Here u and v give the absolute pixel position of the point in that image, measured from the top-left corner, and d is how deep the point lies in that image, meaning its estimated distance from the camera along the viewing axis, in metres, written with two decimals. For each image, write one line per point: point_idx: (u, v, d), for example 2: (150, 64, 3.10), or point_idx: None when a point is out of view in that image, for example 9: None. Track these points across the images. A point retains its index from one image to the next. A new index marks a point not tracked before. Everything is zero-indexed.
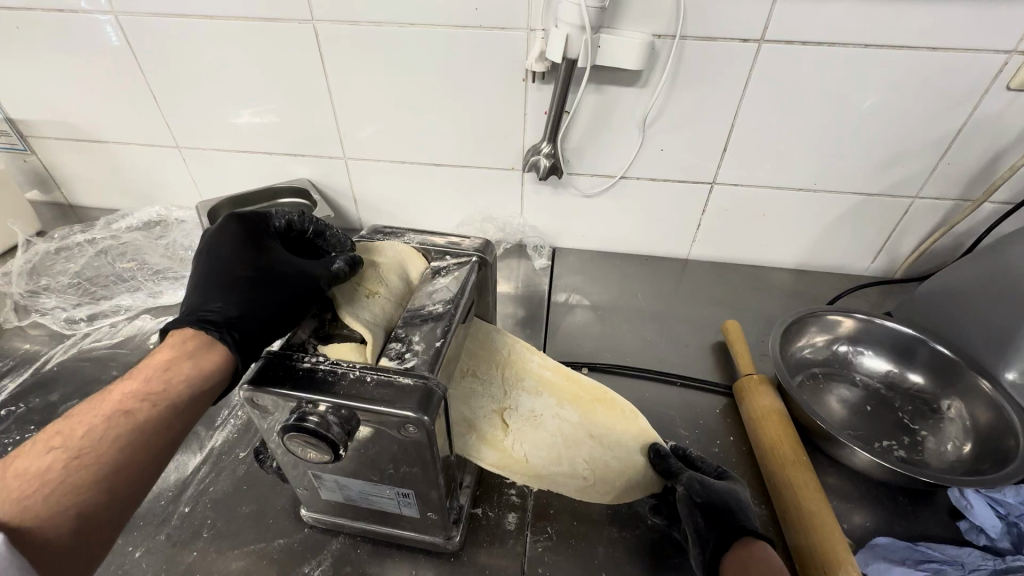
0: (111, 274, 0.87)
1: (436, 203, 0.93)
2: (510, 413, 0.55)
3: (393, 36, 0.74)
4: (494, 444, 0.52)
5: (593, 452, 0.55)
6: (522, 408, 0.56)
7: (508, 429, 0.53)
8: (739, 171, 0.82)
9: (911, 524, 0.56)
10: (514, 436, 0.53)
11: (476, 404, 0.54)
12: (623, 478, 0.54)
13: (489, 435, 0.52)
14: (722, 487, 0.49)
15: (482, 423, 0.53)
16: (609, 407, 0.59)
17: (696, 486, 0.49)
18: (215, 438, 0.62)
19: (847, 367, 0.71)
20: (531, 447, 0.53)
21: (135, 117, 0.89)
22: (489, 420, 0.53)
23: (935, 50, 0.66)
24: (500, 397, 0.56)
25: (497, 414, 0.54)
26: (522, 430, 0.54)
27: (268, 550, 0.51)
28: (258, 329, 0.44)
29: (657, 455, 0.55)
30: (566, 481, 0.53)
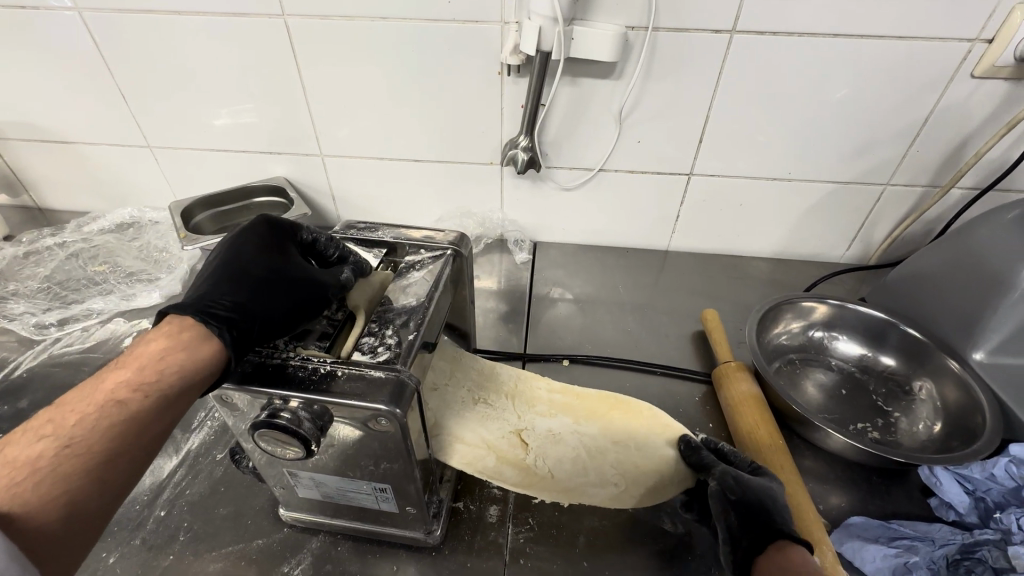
0: (82, 277, 0.85)
1: (416, 199, 0.92)
2: (527, 433, 0.55)
3: (367, 33, 0.73)
4: (517, 462, 0.52)
5: (619, 459, 0.54)
6: (540, 427, 0.56)
7: (529, 446, 0.54)
8: (716, 162, 0.83)
9: (883, 503, 0.57)
10: (537, 454, 0.53)
11: (487, 427, 0.54)
12: (655, 476, 0.53)
13: (504, 455, 0.53)
14: (757, 484, 0.47)
15: (495, 442, 0.53)
16: (626, 411, 0.59)
17: (729, 480, 0.47)
18: (191, 440, 0.61)
19: (822, 352, 0.72)
20: (554, 461, 0.53)
21: (104, 117, 0.87)
22: (507, 440, 0.54)
23: (901, 39, 0.68)
24: (511, 417, 0.57)
25: (510, 433, 0.55)
26: (546, 447, 0.54)
27: (247, 550, 0.51)
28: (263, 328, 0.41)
29: (687, 445, 0.54)
30: (595, 488, 0.52)
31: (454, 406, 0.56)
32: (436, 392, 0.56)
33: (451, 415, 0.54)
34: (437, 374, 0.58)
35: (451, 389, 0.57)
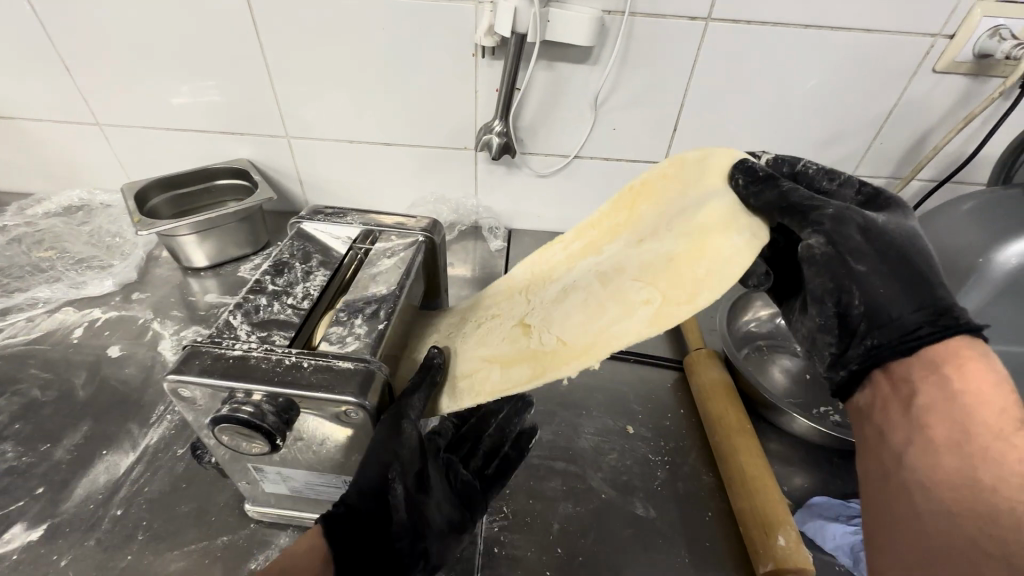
0: (26, 264, 0.79)
1: (388, 184, 0.90)
2: (532, 323, 0.44)
3: (333, 9, 0.70)
4: (522, 354, 0.41)
5: (660, 246, 0.40)
6: (550, 314, 0.44)
7: (538, 323, 0.44)
8: (690, 151, 0.83)
9: (844, 483, 0.59)
10: (551, 334, 0.41)
11: (481, 359, 0.44)
12: (725, 233, 0.36)
13: (501, 362, 0.43)
14: (893, 232, 0.38)
15: (489, 352, 0.44)
16: (651, 199, 0.48)
17: (854, 232, 0.36)
18: (150, 436, 0.58)
19: (788, 339, 0.74)
20: (567, 325, 0.40)
21: (45, 91, 0.81)
22: (508, 336, 0.45)
23: (868, 32, 0.69)
24: (505, 338, 0.45)
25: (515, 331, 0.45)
26: (563, 333, 0.40)
27: (211, 548, 0.49)
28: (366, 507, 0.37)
29: (750, 176, 0.40)
30: (625, 287, 0.39)
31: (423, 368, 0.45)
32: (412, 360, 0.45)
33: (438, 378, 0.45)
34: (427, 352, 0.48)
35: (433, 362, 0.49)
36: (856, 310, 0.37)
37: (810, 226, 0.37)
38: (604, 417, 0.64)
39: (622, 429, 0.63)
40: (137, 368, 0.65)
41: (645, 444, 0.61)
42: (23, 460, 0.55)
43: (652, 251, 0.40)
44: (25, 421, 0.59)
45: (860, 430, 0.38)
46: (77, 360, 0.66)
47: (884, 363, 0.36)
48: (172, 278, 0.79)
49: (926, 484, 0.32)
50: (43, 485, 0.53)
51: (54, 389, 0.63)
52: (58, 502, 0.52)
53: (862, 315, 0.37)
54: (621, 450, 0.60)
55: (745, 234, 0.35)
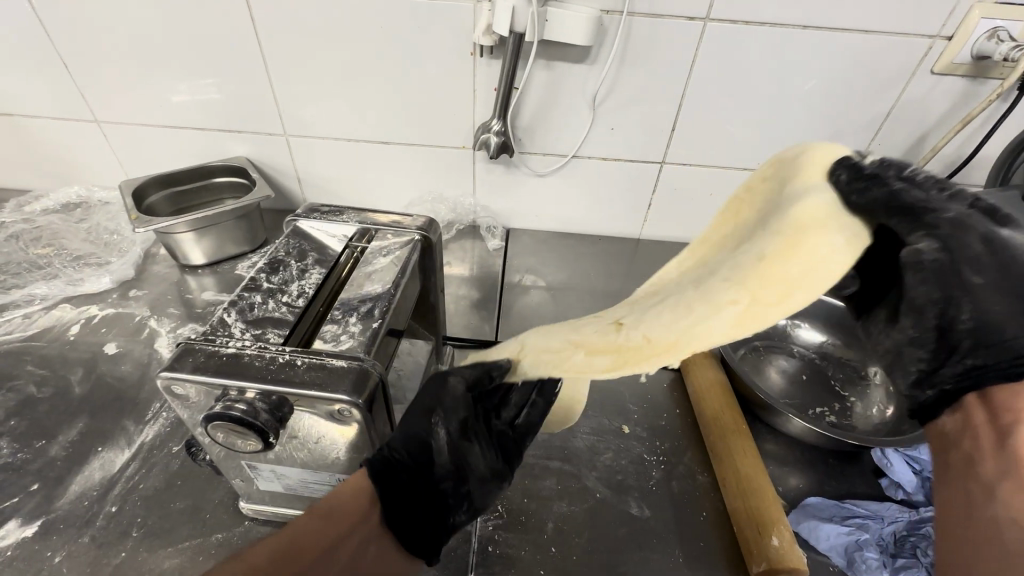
0: (23, 260, 0.79)
1: (386, 183, 0.90)
2: (621, 317, 0.40)
3: (332, 7, 0.70)
4: (608, 346, 0.38)
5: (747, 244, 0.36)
6: (638, 307, 0.40)
7: (628, 311, 0.41)
8: (688, 151, 0.83)
9: (839, 483, 0.59)
10: (636, 326, 0.38)
11: (555, 344, 0.42)
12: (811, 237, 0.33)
13: (586, 347, 0.40)
14: None
15: (556, 343, 0.42)
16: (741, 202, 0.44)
17: (977, 241, 0.31)
18: (145, 433, 0.58)
19: (785, 339, 0.74)
20: (654, 315, 0.37)
21: (43, 88, 0.80)
22: (598, 328, 0.41)
23: (867, 33, 0.69)
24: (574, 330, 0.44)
25: (603, 324, 0.41)
26: (649, 325, 0.37)
27: (205, 545, 0.49)
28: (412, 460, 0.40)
29: (853, 174, 0.35)
30: (709, 282, 0.35)
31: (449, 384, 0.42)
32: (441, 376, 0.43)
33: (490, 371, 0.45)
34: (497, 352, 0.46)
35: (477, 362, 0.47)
36: (962, 326, 0.31)
37: (922, 230, 0.31)
38: (599, 417, 0.64)
39: (617, 429, 0.63)
40: (133, 366, 0.65)
41: (640, 444, 0.61)
42: (17, 457, 0.55)
43: (738, 257, 0.35)
44: (20, 417, 0.59)
45: (943, 455, 0.35)
46: (73, 357, 0.66)
47: (984, 390, 0.33)
48: (169, 276, 0.79)
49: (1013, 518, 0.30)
50: (38, 482, 0.53)
51: (49, 386, 0.63)
52: (52, 498, 0.52)
53: (969, 331, 0.31)
54: (617, 449, 0.60)
55: (844, 238, 0.32)
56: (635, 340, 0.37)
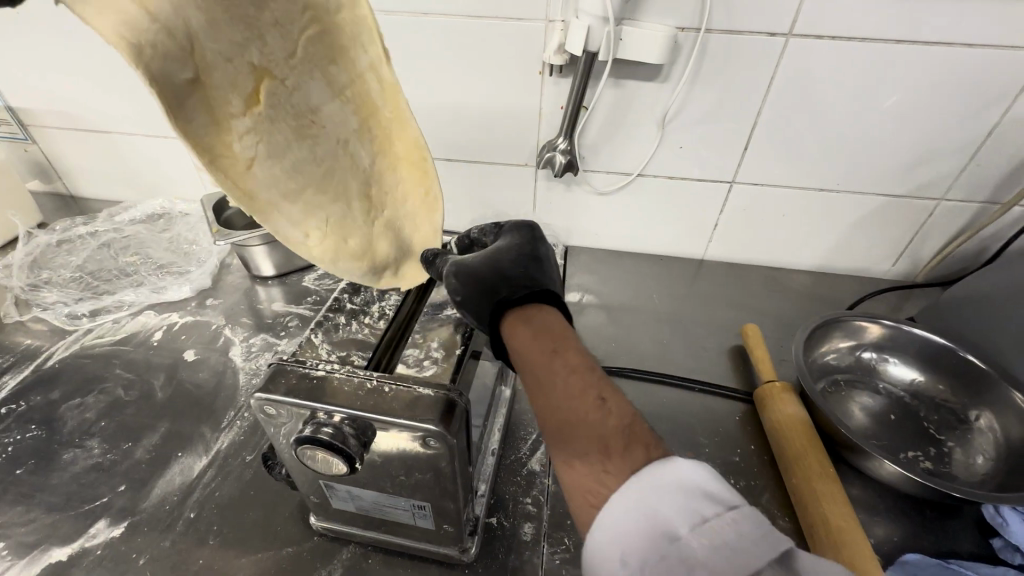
0: (113, 268, 0.85)
1: (448, 199, 0.91)
2: (260, 86, 0.37)
3: (406, 29, 0.72)
4: (177, 53, 0.30)
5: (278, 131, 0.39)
6: (280, 95, 0.38)
7: (236, 28, 0.34)
8: (760, 171, 0.79)
9: (939, 540, 0.54)
10: (226, 52, 0.33)
11: (172, 18, 0.30)
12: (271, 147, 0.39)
13: (198, 17, 0.32)
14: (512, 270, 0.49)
15: (167, 2, 0.30)
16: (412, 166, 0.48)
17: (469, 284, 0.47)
18: (221, 441, 0.60)
19: (870, 374, 0.69)
20: (271, 154, 0.38)
21: (139, 107, 0.86)
22: (236, 83, 0.35)
23: (970, 47, 0.64)
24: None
25: (249, 78, 0.36)
26: (235, 51, 0.34)
27: (277, 558, 0.50)
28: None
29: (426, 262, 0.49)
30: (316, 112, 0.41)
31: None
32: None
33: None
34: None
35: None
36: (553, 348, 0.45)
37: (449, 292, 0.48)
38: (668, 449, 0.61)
39: None
40: (210, 373, 0.68)
41: None
42: (107, 457, 0.58)
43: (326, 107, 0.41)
44: (109, 419, 0.62)
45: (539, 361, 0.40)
46: (156, 363, 0.70)
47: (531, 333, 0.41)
48: (242, 286, 0.83)
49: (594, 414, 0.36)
50: (124, 483, 0.56)
51: (135, 389, 0.66)
52: (137, 500, 0.54)
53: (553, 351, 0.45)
54: None
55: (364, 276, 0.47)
56: (170, 81, 0.30)
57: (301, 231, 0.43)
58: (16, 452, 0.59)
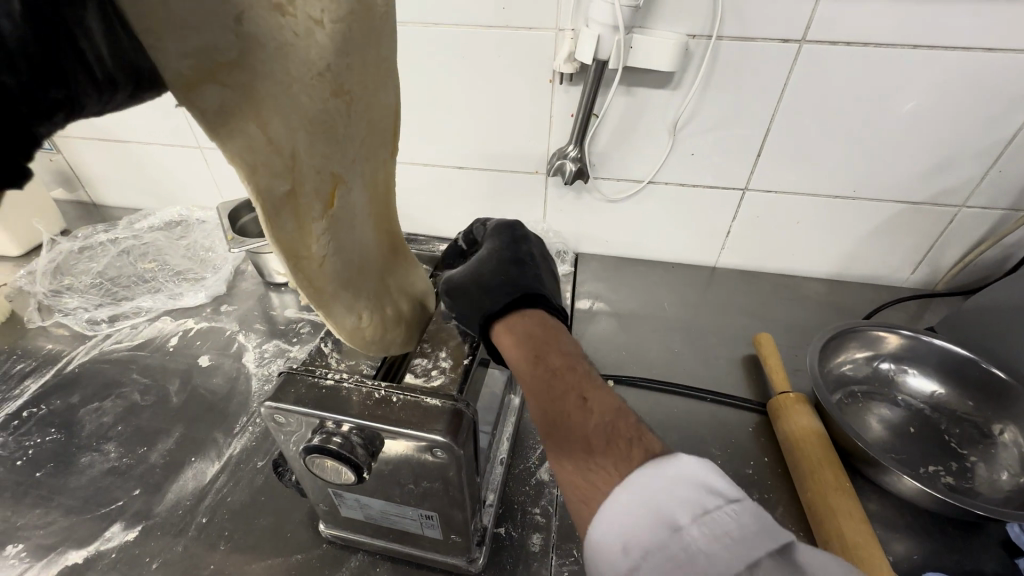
0: (132, 274, 0.86)
1: (458, 207, 0.92)
2: (338, 190, 0.33)
3: (418, 39, 0.73)
4: (276, 170, 0.27)
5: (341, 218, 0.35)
6: (351, 190, 0.35)
7: (332, 140, 0.31)
8: (774, 178, 0.78)
9: (962, 558, 0.53)
10: (318, 161, 0.30)
11: (281, 136, 0.26)
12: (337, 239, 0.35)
13: (304, 133, 0.28)
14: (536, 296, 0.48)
15: (281, 125, 0.26)
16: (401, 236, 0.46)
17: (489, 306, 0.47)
18: (233, 446, 0.61)
19: (889, 385, 0.67)
20: (336, 246, 0.35)
21: (158, 118, 0.89)
22: (317, 183, 0.31)
23: (991, 51, 0.62)
24: (373, 45, 0.31)
25: (328, 183, 0.32)
26: (326, 160, 0.31)
27: (286, 564, 0.50)
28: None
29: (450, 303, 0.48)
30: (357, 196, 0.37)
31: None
32: (313, 8, 0.25)
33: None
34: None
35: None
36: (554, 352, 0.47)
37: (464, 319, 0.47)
38: None
39: None
40: (224, 379, 0.69)
41: None
42: (123, 461, 0.59)
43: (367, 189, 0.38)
44: (126, 423, 0.64)
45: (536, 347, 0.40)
46: (172, 368, 0.71)
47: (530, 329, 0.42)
48: (255, 292, 0.84)
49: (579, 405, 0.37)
50: (139, 487, 0.57)
51: (151, 394, 0.67)
52: (152, 504, 0.55)
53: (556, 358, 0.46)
54: None
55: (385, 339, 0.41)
56: (265, 196, 0.27)
57: (355, 316, 0.38)
58: (37, 455, 0.60)
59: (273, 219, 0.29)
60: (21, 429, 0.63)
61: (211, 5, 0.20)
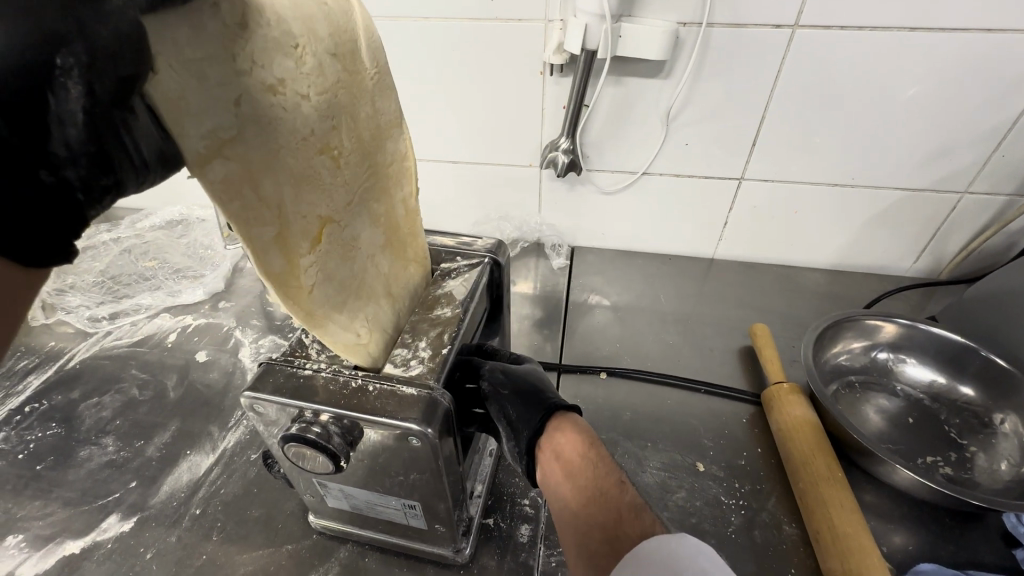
0: (133, 273, 0.87)
1: (453, 201, 0.92)
2: (329, 229, 0.35)
3: (409, 33, 0.73)
4: (262, 215, 0.29)
5: (334, 251, 0.36)
6: (348, 228, 0.37)
7: (317, 187, 0.32)
8: (770, 167, 0.77)
9: (959, 549, 0.52)
10: (306, 206, 0.32)
11: (270, 191, 0.29)
12: (331, 271, 0.36)
13: (291, 186, 0.30)
14: (524, 370, 0.47)
15: (270, 179, 0.29)
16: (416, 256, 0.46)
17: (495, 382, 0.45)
18: (228, 439, 0.62)
19: (887, 375, 0.66)
20: (327, 279, 0.35)
21: None
22: (303, 224, 0.32)
23: (990, 32, 0.61)
24: (362, 108, 0.35)
25: (316, 222, 0.33)
26: (314, 204, 0.32)
27: (277, 555, 0.50)
28: (15, 116, 0.18)
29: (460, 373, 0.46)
30: (356, 231, 0.38)
31: (229, 69, 0.25)
32: (300, 85, 0.29)
33: (315, 31, 0.29)
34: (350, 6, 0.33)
35: (225, 24, 0.24)
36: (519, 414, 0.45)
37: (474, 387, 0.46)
38: (671, 452, 0.60)
39: (690, 466, 0.59)
40: (220, 374, 0.70)
41: (717, 485, 0.57)
42: (121, 454, 0.61)
43: (365, 221, 0.38)
44: (124, 418, 0.65)
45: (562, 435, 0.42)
46: (170, 363, 0.72)
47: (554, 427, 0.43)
48: (253, 289, 0.85)
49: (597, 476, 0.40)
50: (136, 479, 0.58)
51: (149, 389, 0.68)
52: (147, 496, 0.56)
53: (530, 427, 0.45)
54: (691, 488, 0.56)
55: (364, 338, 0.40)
56: (252, 238, 0.29)
57: (352, 333, 0.39)
58: (38, 449, 0.61)
59: (262, 256, 0.30)
60: (23, 424, 0.64)
61: (215, 91, 0.24)
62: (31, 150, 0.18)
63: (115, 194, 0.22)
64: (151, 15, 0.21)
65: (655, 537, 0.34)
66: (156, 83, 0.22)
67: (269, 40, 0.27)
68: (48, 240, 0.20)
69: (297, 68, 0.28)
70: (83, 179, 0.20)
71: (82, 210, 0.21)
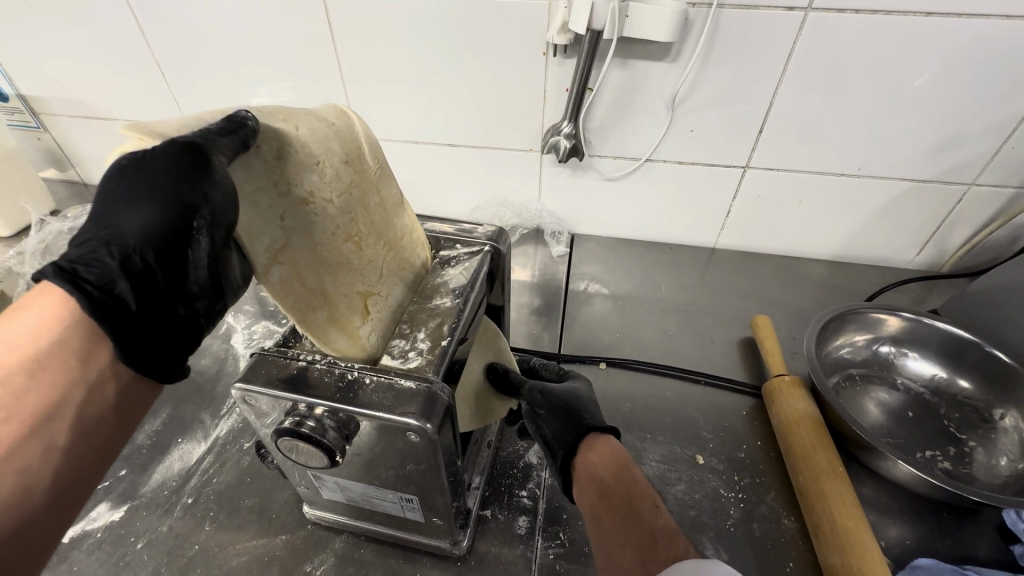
0: None
1: (453, 185, 0.89)
2: (374, 301, 0.40)
3: (407, 5, 0.69)
4: (311, 303, 0.36)
5: (381, 312, 0.40)
6: (390, 296, 0.42)
7: (353, 270, 0.38)
8: (775, 154, 0.76)
9: (956, 544, 0.52)
10: (346, 287, 0.37)
11: (314, 282, 0.35)
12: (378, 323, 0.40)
13: (331, 274, 0.36)
14: (563, 390, 0.50)
15: (314, 274, 0.35)
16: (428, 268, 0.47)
17: (536, 397, 0.49)
18: (220, 427, 0.61)
19: (888, 368, 0.66)
20: (380, 334, 0.40)
21: (148, 100, 0.87)
22: (349, 302, 0.37)
23: (1009, 18, 0.59)
24: (376, 198, 0.40)
25: (360, 299, 0.38)
26: (354, 283, 0.38)
27: (270, 546, 0.50)
28: (169, 272, 0.27)
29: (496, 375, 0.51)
30: (397, 293, 0.42)
31: (274, 193, 0.32)
32: (325, 193, 0.34)
33: (330, 147, 0.35)
34: (352, 119, 0.39)
35: (267, 159, 0.31)
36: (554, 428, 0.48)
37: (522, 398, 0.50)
38: (671, 444, 0.60)
39: (690, 458, 0.58)
40: (212, 360, 0.69)
41: (716, 477, 0.56)
42: None
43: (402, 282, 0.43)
44: None
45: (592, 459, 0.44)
46: None
47: (588, 449, 0.45)
48: None
49: (629, 500, 0.41)
50: (126, 467, 0.57)
51: None
52: (138, 484, 0.55)
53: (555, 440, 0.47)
54: (690, 481, 0.56)
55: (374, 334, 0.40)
56: (307, 323, 0.36)
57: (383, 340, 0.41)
58: None
59: (322, 335, 0.37)
60: None
61: (263, 214, 0.32)
62: (176, 292, 0.27)
63: (223, 312, 0.30)
64: (236, 166, 0.30)
65: (688, 562, 0.35)
66: (239, 224, 0.31)
67: (298, 163, 0.33)
68: (174, 359, 0.28)
69: (322, 180, 0.34)
70: (206, 307, 0.29)
71: (202, 330, 0.29)
